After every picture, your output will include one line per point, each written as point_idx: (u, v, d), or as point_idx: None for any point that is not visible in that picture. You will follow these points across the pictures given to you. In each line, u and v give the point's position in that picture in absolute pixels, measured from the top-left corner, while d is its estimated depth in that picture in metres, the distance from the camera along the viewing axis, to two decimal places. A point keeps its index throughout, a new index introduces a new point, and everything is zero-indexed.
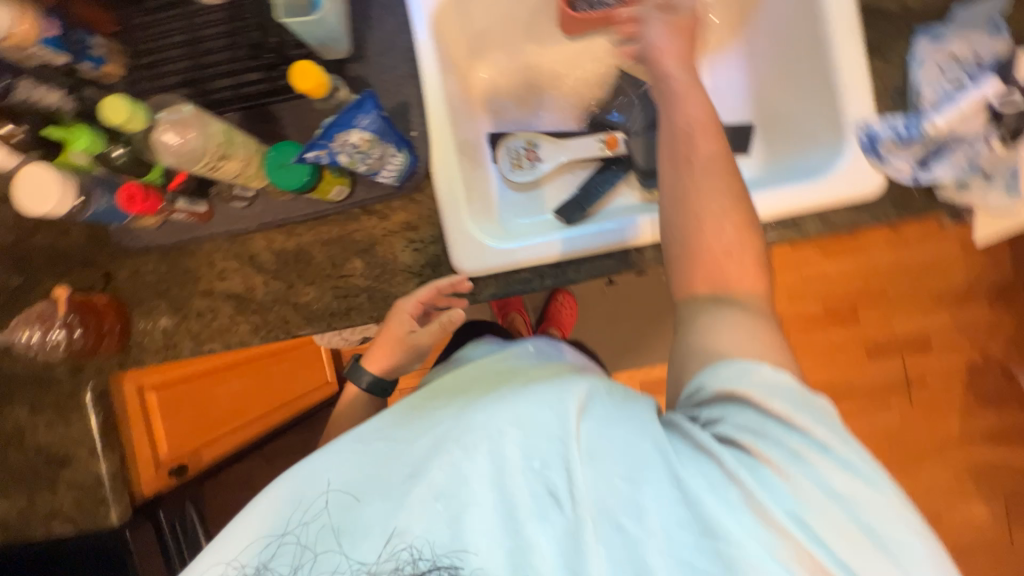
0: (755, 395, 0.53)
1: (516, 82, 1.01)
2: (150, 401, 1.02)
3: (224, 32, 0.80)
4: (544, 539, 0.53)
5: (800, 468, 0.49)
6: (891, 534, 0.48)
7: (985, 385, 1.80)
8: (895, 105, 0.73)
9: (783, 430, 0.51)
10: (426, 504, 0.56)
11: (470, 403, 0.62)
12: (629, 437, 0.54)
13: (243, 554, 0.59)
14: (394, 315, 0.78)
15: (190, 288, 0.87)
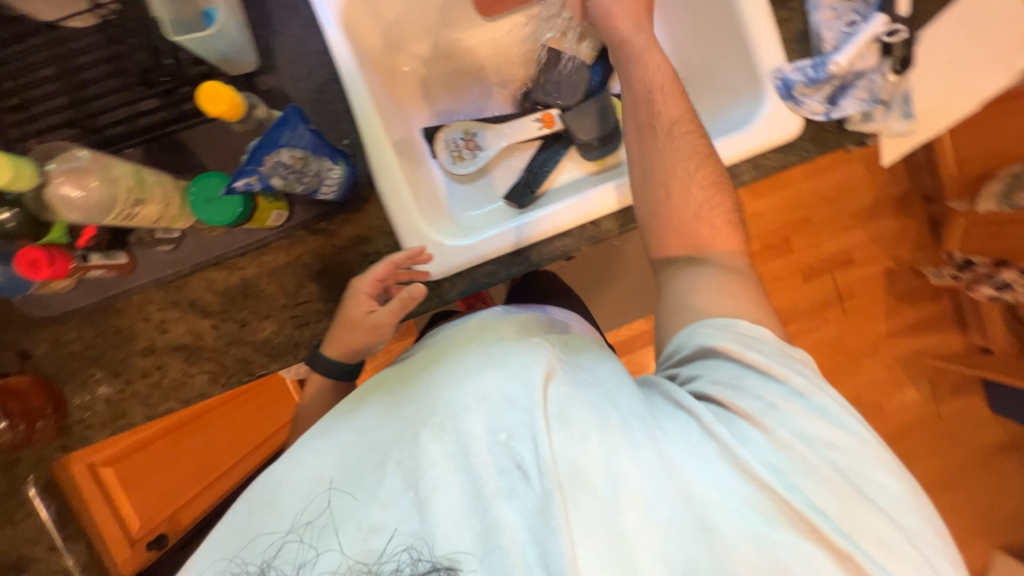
0: (731, 352, 0.64)
1: (442, 71, 0.98)
2: (108, 478, 0.98)
3: (103, 59, 0.71)
4: (511, 517, 0.51)
5: (773, 416, 0.58)
6: (858, 471, 0.56)
7: (901, 287, 2.03)
8: (802, 49, 0.77)
9: (759, 380, 0.61)
10: (394, 500, 0.54)
11: (436, 385, 0.61)
12: (595, 401, 0.56)
13: (248, 550, 0.55)
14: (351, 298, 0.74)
15: (128, 349, 0.79)
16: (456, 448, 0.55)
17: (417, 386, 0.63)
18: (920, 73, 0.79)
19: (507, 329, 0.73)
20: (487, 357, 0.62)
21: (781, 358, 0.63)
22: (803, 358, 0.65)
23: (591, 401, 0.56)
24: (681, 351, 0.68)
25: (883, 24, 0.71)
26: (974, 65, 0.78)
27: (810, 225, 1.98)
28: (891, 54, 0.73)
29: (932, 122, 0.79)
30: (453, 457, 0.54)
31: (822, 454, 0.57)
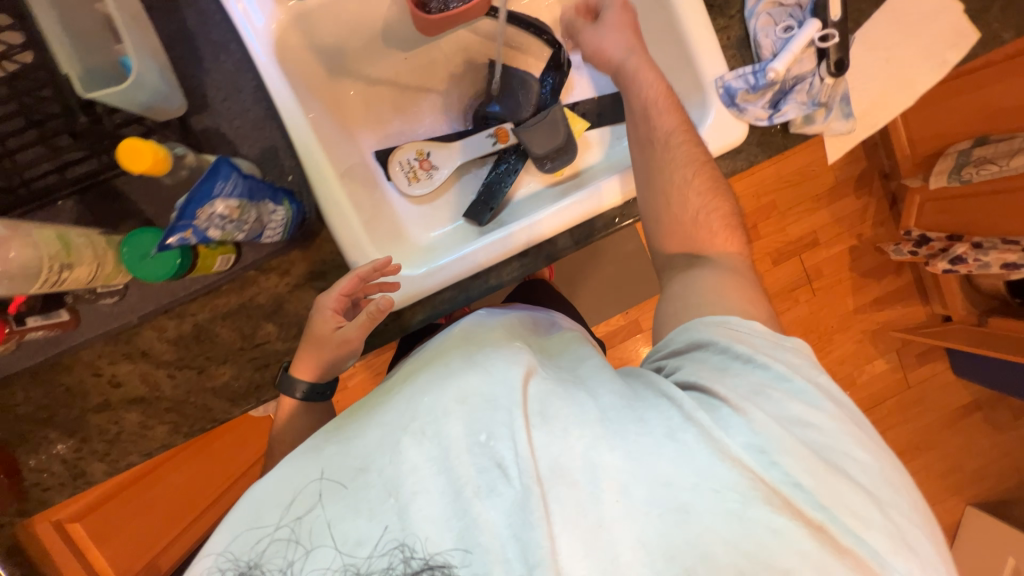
0: (720, 341, 0.63)
1: (390, 91, 0.96)
2: (77, 531, 0.96)
3: (20, 108, 0.67)
4: (493, 514, 0.48)
5: (757, 400, 0.56)
6: (834, 450, 0.55)
7: (865, 263, 2.09)
8: (742, 55, 0.78)
9: (743, 367, 0.60)
10: (376, 508, 0.49)
11: (416, 388, 0.58)
12: (578, 397, 0.54)
13: (235, 545, 0.52)
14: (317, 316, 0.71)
15: (81, 406, 0.76)
16: (436, 452, 0.51)
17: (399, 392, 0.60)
18: (857, 72, 0.80)
19: (499, 332, 0.66)
20: (465, 359, 0.59)
21: (772, 349, 0.62)
22: (798, 348, 0.64)
23: (573, 398, 0.54)
24: (671, 343, 0.68)
25: (817, 29, 0.72)
26: (907, 61, 0.80)
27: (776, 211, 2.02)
28: (827, 57, 0.74)
29: (871, 119, 0.81)
30: (434, 461, 0.50)
31: (806, 439, 0.54)
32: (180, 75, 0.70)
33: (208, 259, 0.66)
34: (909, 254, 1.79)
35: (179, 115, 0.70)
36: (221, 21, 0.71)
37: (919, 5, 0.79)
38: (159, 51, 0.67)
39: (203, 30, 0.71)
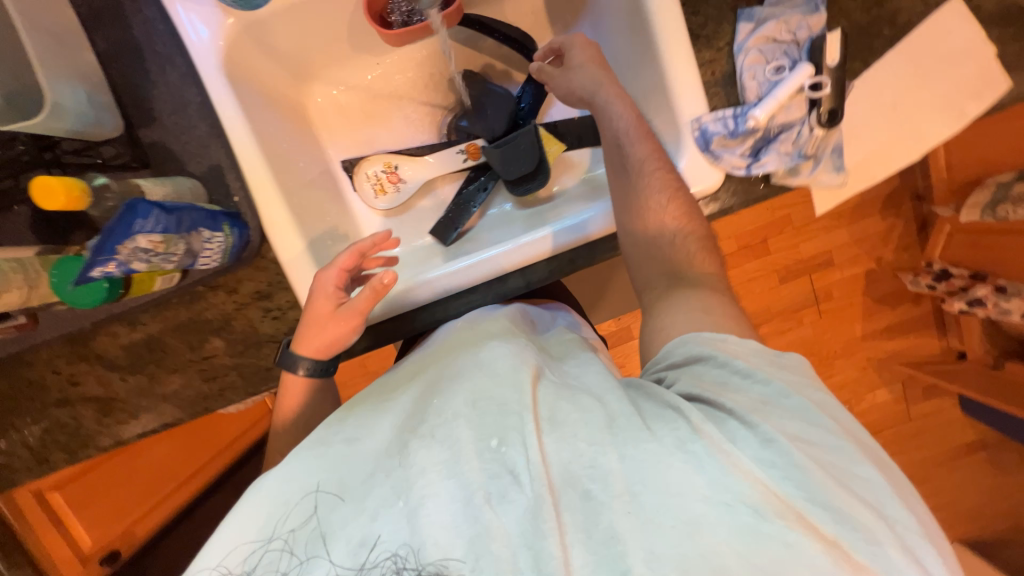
0: (716, 351, 0.55)
1: (362, 99, 0.92)
2: (57, 501, 1.04)
3: None
4: (505, 523, 0.45)
5: (764, 413, 0.49)
6: (844, 469, 0.47)
7: (879, 289, 1.91)
8: (727, 93, 0.70)
9: (744, 382, 0.52)
10: (380, 510, 0.47)
11: (430, 390, 0.59)
12: (588, 403, 0.51)
13: (228, 560, 0.48)
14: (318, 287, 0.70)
15: (42, 400, 0.80)
16: (446, 455, 0.49)
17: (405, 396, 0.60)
18: (861, 118, 0.71)
19: (504, 324, 0.70)
20: (473, 362, 0.59)
21: (770, 366, 0.54)
22: (796, 362, 0.56)
23: (581, 403, 0.51)
24: (670, 355, 0.58)
25: (808, 75, 0.65)
26: (920, 108, 0.70)
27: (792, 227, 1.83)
28: (818, 106, 0.67)
29: (869, 171, 0.72)
30: (442, 465, 0.48)
31: (811, 452, 0.47)
32: (129, 87, 0.69)
33: (145, 281, 0.64)
34: (927, 287, 1.65)
35: (115, 136, 0.67)
36: (166, 32, 0.69)
37: (941, 45, 0.69)
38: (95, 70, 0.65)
39: (151, 41, 0.69)
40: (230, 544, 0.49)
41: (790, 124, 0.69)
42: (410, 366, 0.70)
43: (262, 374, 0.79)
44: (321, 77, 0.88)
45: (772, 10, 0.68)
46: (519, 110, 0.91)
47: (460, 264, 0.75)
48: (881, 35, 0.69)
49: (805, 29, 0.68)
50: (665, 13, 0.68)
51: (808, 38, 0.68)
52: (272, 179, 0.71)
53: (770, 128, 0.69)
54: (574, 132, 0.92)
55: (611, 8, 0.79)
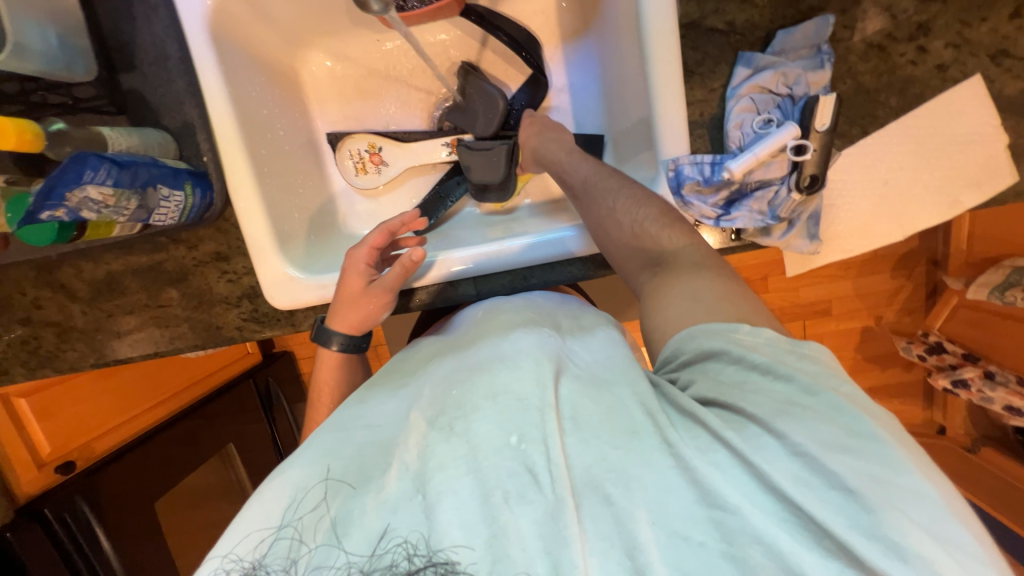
0: (731, 349, 0.47)
1: (356, 73, 0.89)
2: (22, 409, 1.08)
3: None
4: (523, 524, 0.41)
5: (792, 417, 0.42)
6: (889, 483, 0.38)
7: (872, 348, 1.66)
8: (711, 137, 0.68)
9: (764, 383, 0.45)
10: (400, 502, 0.44)
11: (450, 375, 0.55)
12: (612, 404, 0.47)
13: (242, 545, 0.46)
14: (350, 269, 0.71)
15: (9, 316, 0.83)
16: (464, 449, 0.46)
17: (423, 378, 0.59)
18: (847, 190, 0.68)
19: (524, 316, 0.64)
20: (495, 353, 0.56)
21: (789, 358, 0.46)
22: (816, 354, 0.47)
23: (608, 401, 0.47)
24: (681, 355, 0.51)
25: (793, 136, 0.62)
26: (909, 192, 0.67)
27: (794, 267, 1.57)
28: (799, 170, 0.64)
29: (845, 243, 0.69)
30: (460, 461, 0.45)
31: (857, 468, 0.39)
32: (114, 29, 0.69)
33: (102, 226, 0.65)
34: (917, 357, 1.54)
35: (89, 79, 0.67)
36: None
37: (949, 128, 0.65)
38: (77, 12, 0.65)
39: None
40: (245, 531, 0.46)
41: (768, 182, 0.66)
42: (435, 342, 0.69)
43: (212, 331, 0.82)
44: (318, 45, 0.86)
45: (773, 59, 0.64)
46: (512, 109, 0.89)
47: (485, 255, 0.74)
48: (887, 104, 0.65)
49: (806, 84, 0.64)
50: (663, 44, 0.64)
51: (804, 96, 0.64)
52: (242, 146, 0.71)
53: (746, 184, 0.66)
54: None
55: (618, 24, 0.75)
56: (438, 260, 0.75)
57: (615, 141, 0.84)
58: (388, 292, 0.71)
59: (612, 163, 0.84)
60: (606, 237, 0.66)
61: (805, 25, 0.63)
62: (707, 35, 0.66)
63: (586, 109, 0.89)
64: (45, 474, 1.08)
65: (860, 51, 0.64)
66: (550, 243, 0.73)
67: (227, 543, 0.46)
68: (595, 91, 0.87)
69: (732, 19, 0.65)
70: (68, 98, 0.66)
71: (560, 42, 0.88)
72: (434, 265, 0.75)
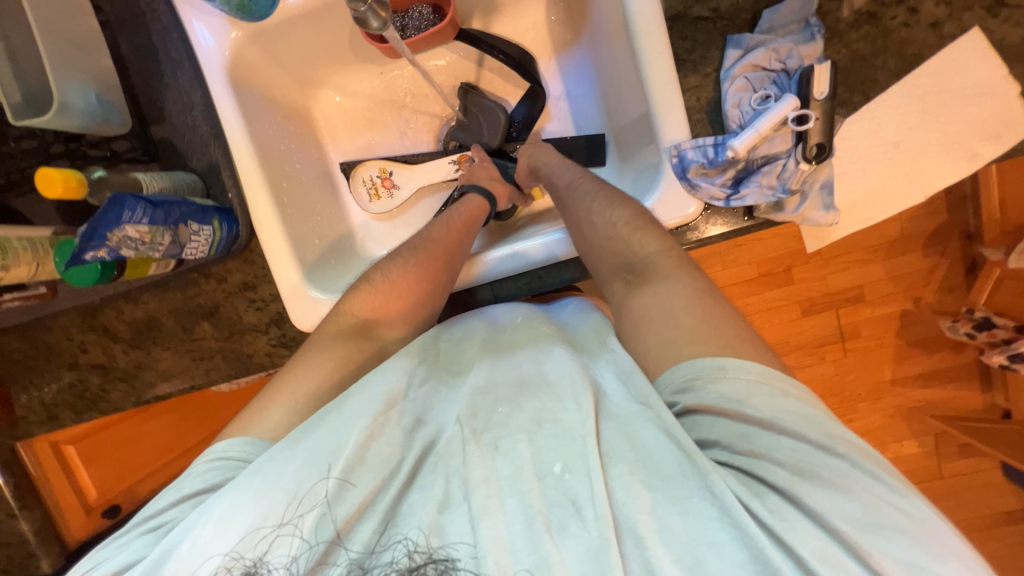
0: (728, 403, 0.49)
1: (363, 105, 0.94)
2: (70, 456, 1.13)
3: None
4: (566, 558, 0.43)
5: (814, 481, 0.45)
6: (917, 560, 0.41)
7: (915, 331, 1.57)
8: (710, 121, 0.69)
9: (769, 438, 0.47)
10: (450, 504, 0.48)
11: (478, 388, 0.56)
12: (655, 440, 0.48)
13: (242, 543, 0.47)
14: (466, 204, 0.79)
15: (58, 362, 0.88)
16: (506, 470, 0.48)
17: (473, 377, 0.59)
18: (857, 157, 0.67)
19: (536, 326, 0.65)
20: (540, 371, 0.57)
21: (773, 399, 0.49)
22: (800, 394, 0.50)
23: (644, 436, 0.49)
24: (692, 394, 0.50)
25: (793, 107, 0.62)
26: (921, 151, 0.66)
27: (817, 254, 1.52)
28: (804, 141, 0.64)
29: (863, 211, 0.68)
30: (502, 481, 0.47)
31: (898, 553, 0.41)
32: (146, 87, 0.76)
33: (139, 264, 0.70)
34: (966, 335, 1.44)
35: (126, 131, 0.74)
36: (178, 40, 0.75)
37: (952, 83, 0.64)
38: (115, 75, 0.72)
39: (166, 47, 0.75)
40: (245, 526, 0.47)
41: (774, 156, 0.66)
42: (465, 345, 0.66)
43: (243, 360, 0.84)
44: (326, 84, 0.92)
45: (762, 37, 0.66)
46: (512, 124, 0.92)
47: (499, 256, 0.75)
48: (885, 68, 0.65)
49: (799, 57, 0.65)
50: (651, 37, 0.66)
51: (798, 69, 0.65)
52: (263, 178, 0.76)
53: (752, 161, 0.67)
54: (567, 151, 0.89)
55: (607, 27, 0.78)
56: (477, 256, 0.77)
57: (617, 139, 0.85)
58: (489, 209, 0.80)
59: (617, 160, 0.86)
60: (582, 238, 0.69)
61: (789, 3, 0.65)
62: (694, 24, 0.68)
63: (585, 113, 0.91)
64: (91, 518, 1.17)
65: (851, 20, 0.64)
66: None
67: (229, 539, 0.47)
68: (591, 95, 0.89)
69: (716, 6, 0.67)
70: (110, 152, 0.74)
71: (553, 54, 0.92)
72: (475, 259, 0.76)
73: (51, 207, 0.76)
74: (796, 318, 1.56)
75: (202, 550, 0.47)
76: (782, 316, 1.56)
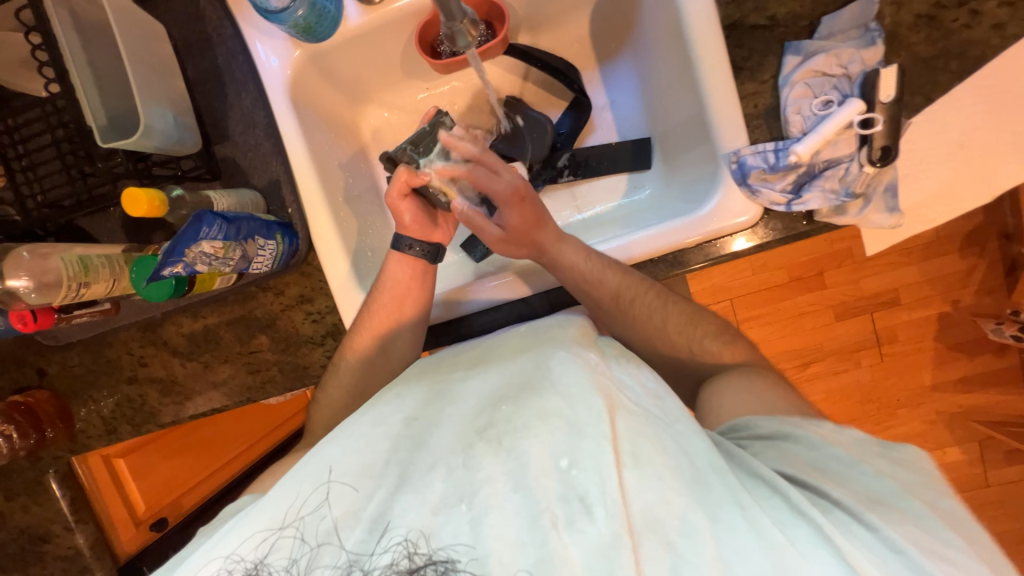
0: (811, 437, 0.60)
1: (409, 119, 0.96)
2: (120, 467, 1.15)
3: (54, 137, 0.76)
4: (571, 551, 0.45)
5: (879, 510, 0.50)
6: None
7: (954, 335, 1.52)
8: (769, 127, 0.69)
9: (845, 466, 0.56)
10: (443, 506, 0.48)
11: (494, 391, 0.59)
12: (671, 446, 0.51)
13: (242, 547, 0.51)
14: (392, 283, 0.78)
15: (117, 375, 0.90)
16: (512, 465, 0.49)
17: (474, 381, 0.62)
18: (921, 158, 0.66)
19: (569, 329, 0.67)
20: (542, 369, 0.59)
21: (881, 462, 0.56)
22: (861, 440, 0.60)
23: (666, 444, 0.51)
24: (754, 428, 0.63)
25: (859, 111, 0.63)
26: (986, 150, 0.65)
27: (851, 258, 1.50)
28: (869, 143, 0.64)
29: (927, 213, 0.67)
30: (509, 474, 0.49)
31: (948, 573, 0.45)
32: (210, 107, 0.78)
33: (208, 279, 0.72)
34: (1012, 338, 1.38)
35: (194, 151, 0.77)
36: (243, 61, 0.78)
37: (1016, 82, 0.64)
38: (185, 98, 0.76)
39: (230, 69, 0.78)
40: (250, 531, 0.51)
41: (837, 160, 0.67)
42: (475, 347, 0.71)
43: (300, 370, 0.86)
44: (374, 100, 0.94)
45: (822, 43, 0.67)
46: (557, 135, 0.92)
47: (502, 279, 0.77)
48: (947, 70, 0.65)
49: (859, 62, 0.66)
50: (708, 48, 0.68)
51: (860, 73, 0.66)
52: (322, 192, 0.78)
53: (814, 165, 0.67)
54: (613, 159, 0.90)
55: (655, 38, 0.79)
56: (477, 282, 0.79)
57: (662, 147, 0.86)
58: (427, 265, 0.80)
59: (662, 167, 0.86)
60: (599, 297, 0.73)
61: (850, 8, 0.66)
62: (751, 32, 0.69)
63: (629, 121, 0.92)
64: (141, 530, 1.17)
65: (909, 24, 0.65)
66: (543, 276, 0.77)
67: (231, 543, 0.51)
68: (636, 104, 0.90)
69: (773, 14, 0.68)
70: (178, 170, 0.76)
71: (597, 65, 0.93)
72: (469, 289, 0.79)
73: (118, 225, 0.80)
74: (831, 322, 1.53)
75: (213, 552, 0.52)
76: (817, 319, 1.54)
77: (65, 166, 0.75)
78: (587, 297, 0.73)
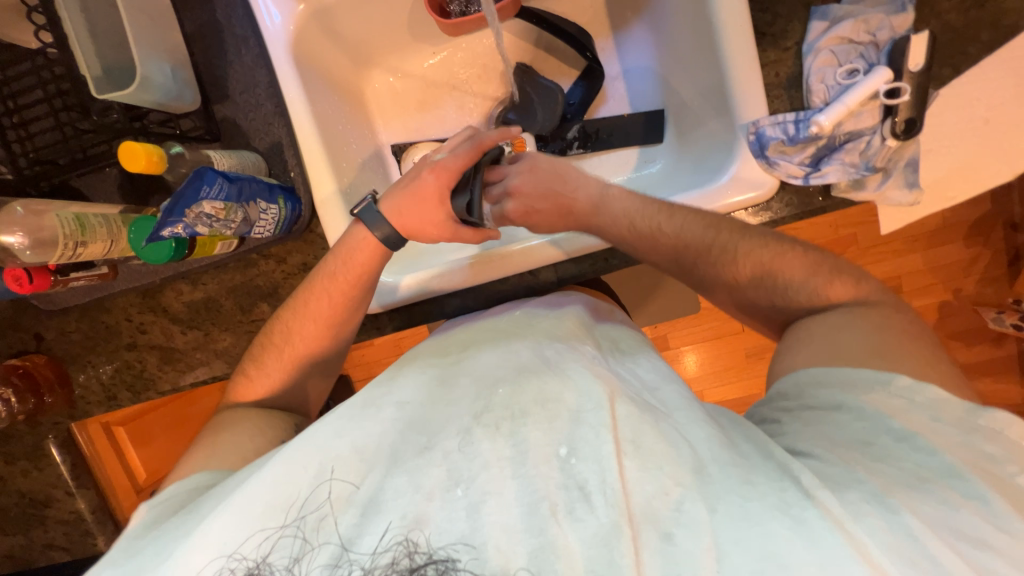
0: (879, 407, 0.52)
1: (414, 84, 0.92)
2: (118, 434, 1.14)
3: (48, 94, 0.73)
4: (573, 540, 0.42)
5: (909, 493, 0.45)
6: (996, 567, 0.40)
7: (952, 323, 1.52)
8: (790, 96, 0.68)
9: (894, 444, 0.49)
10: (440, 493, 0.46)
11: (497, 366, 0.57)
12: (675, 435, 0.48)
13: (245, 544, 0.47)
14: (350, 251, 0.71)
15: (116, 342, 0.89)
16: (513, 452, 0.47)
17: (475, 359, 0.61)
18: (946, 132, 0.64)
19: (565, 323, 0.65)
20: (539, 357, 0.57)
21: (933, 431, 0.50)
22: (929, 403, 0.52)
23: (668, 433, 0.48)
24: (804, 397, 0.57)
25: (886, 79, 0.62)
26: (1012, 125, 0.63)
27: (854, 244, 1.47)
28: (893, 115, 0.63)
29: (947, 190, 0.66)
30: (507, 461, 0.46)
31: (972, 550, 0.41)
32: (208, 65, 0.75)
33: (208, 243, 0.71)
34: (1011, 327, 1.39)
35: (193, 111, 0.74)
36: (243, 16, 0.75)
37: None
38: (184, 54, 0.73)
39: (230, 24, 0.75)
40: (247, 528, 0.48)
41: (859, 133, 0.65)
42: (464, 329, 0.71)
43: None
44: (377, 63, 0.90)
45: (850, 8, 0.65)
46: (567, 106, 0.89)
47: (514, 248, 0.74)
48: (977, 40, 0.63)
49: (890, 29, 0.65)
50: (731, 10, 0.65)
51: (889, 40, 0.65)
52: (324, 155, 0.75)
53: (835, 137, 0.65)
54: (625, 130, 0.87)
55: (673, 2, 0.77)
56: (494, 250, 0.75)
57: (674, 119, 0.84)
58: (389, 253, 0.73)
59: (674, 139, 0.84)
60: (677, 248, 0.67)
61: None
62: None
63: (643, 92, 0.89)
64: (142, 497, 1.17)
65: None
66: (559, 246, 0.73)
67: (230, 540, 0.48)
68: (650, 72, 0.87)
69: None
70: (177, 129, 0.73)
71: (611, 33, 0.90)
72: (483, 258, 0.74)
73: (114, 187, 0.77)
74: None
75: (206, 551, 0.48)
76: None
77: (59, 123, 0.73)
78: (651, 242, 0.67)
